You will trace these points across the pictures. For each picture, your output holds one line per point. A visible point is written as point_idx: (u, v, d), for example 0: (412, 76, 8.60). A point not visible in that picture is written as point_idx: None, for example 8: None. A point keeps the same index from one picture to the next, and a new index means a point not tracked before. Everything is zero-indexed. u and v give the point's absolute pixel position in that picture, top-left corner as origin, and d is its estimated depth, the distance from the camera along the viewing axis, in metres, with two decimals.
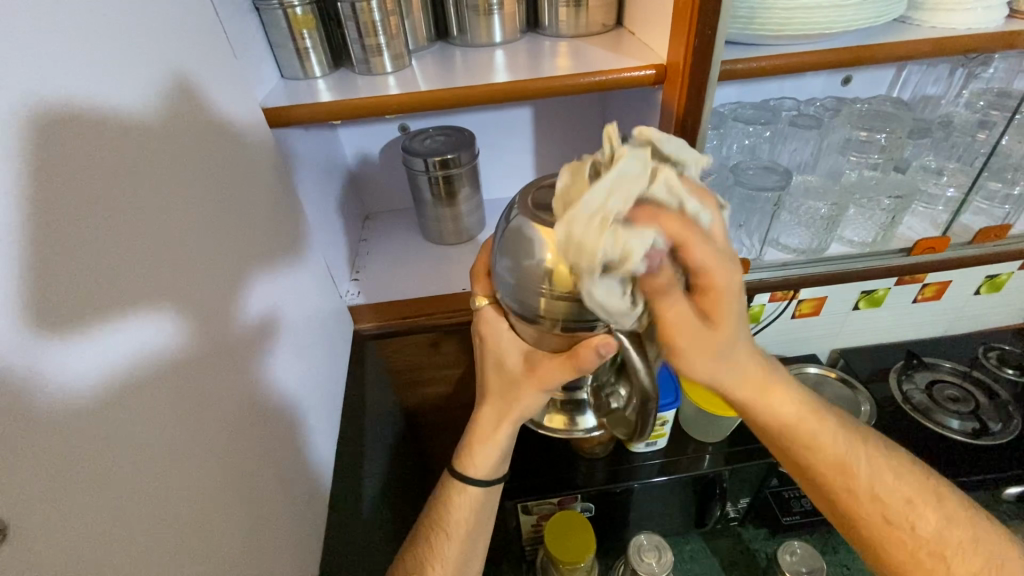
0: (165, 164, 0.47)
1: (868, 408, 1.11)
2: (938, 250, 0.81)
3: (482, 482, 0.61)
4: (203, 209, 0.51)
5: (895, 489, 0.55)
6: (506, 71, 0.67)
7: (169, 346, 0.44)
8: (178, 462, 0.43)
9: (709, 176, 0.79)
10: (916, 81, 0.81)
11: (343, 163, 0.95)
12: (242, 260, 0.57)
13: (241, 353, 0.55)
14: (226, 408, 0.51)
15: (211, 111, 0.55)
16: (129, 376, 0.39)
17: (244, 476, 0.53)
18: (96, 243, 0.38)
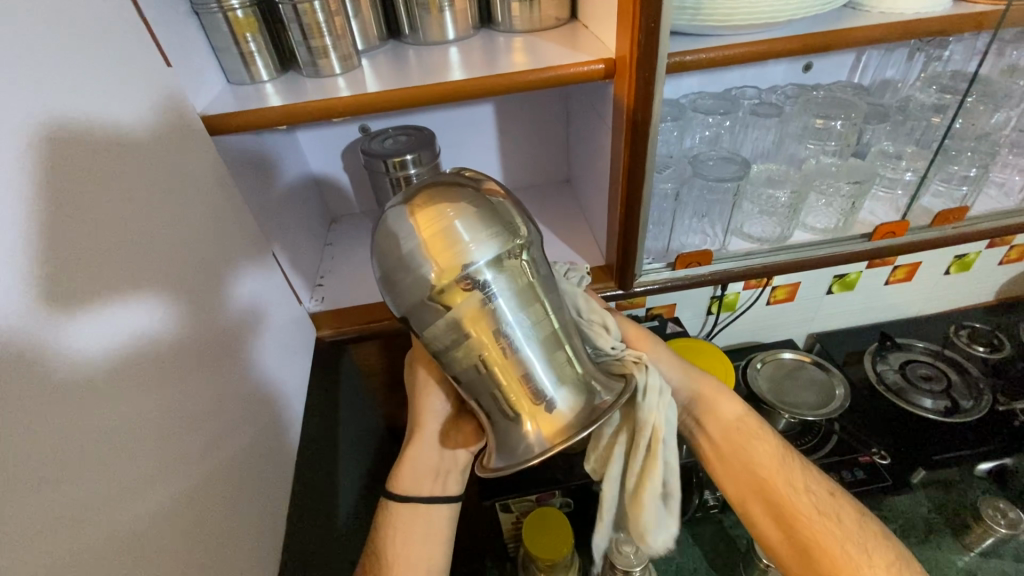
0: (130, 175, 0.47)
1: (843, 392, 1.09)
2: (898, 235, 0.81)
3: (415, 495, 0.61)
4: (171, 219, 0.52)
5: (799, 501, 0.62)
6: (462, 69, 0.66)
7: (147, 352, 0.45)
8: (158, 468, 0.44)
9: (667, 169, 0.78)
10: (876, 65, 0.82)
11: (304, 167, 0.94)
12: (209, 263, 0.57)
13: (219, 358, 0.56)
14: (205, 416, 0.52)
15: (164, 115, 0.55)
16: (111, 381, 0.40)
17: (216, 479, 0.52)
18: (68, 253, 0.38)
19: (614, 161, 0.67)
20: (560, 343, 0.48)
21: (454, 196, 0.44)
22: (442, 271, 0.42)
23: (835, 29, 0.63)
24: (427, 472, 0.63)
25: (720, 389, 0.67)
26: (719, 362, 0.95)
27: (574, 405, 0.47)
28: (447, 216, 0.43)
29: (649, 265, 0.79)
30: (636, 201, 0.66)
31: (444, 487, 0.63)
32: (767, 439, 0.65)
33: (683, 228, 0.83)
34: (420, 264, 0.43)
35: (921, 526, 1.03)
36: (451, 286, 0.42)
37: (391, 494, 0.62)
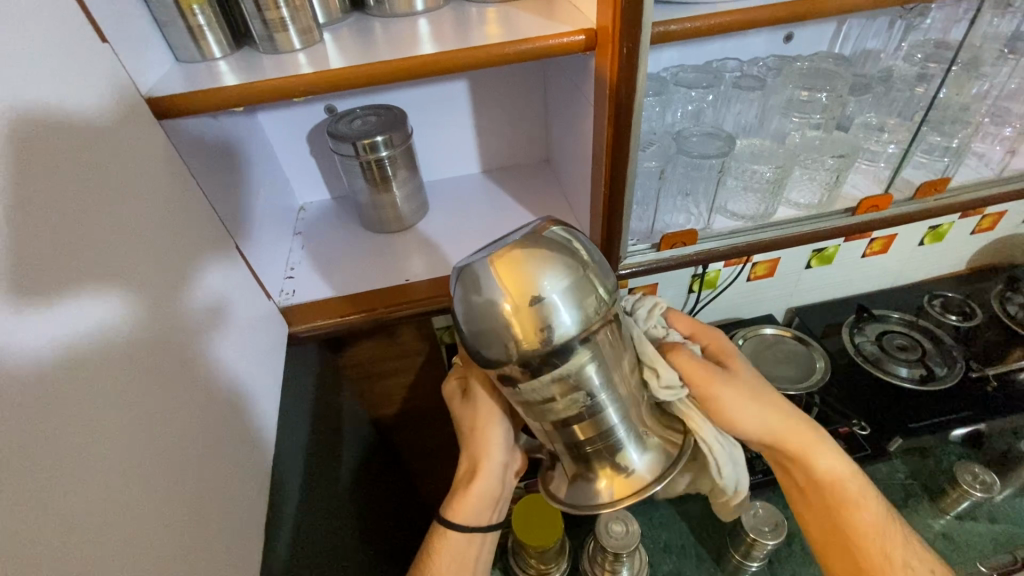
0: (74, 160, 0.42)
1: (823, 364, 1.12)
2: (881, 208, 0.81)
3: (475, 527, 0.60)
4: (121, 207, 0.47)
5: (891, 565, 0.60)
6: (432, 42, 0.61)
7: (99, 353, 0.41)
8: (116, 480, 0.40)
9: (651, 147, 0.76)
10: (857, 35, 0.80)
11: (267, 152, 0.88)
12: (168, 255, 0.53)
13: (182, 358, 0.53)
14: (167, 420, 0.48)
15: (109, 95, 0.50)
16: (57, 385, 0.37)
17: (186, 483, 0.49)
18: (9, 240, 0.35)
19: (595, 140, 0.64)
20: (636, 406, 0.54)
21: (538, 273, 0.44)
22: (526, 323, 0.44)
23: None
24: (483, 505, 0.61)
25: (813, 439, 0.63)
26: None
27: (650, 460, 0.53)
28: (536, 303, 0.44)
29: (634, 247, 0.77)
30: (620, 180, 0.63)
31: (489, 510, 0.61)
32: (864, 501, 0.63)
33: (667, 207, 0.81)
34: (504, 320, 0.44)
35: (899, 493, 1.06)
36: (535, 340, 0.44)
37: (444, 523, 0.60)
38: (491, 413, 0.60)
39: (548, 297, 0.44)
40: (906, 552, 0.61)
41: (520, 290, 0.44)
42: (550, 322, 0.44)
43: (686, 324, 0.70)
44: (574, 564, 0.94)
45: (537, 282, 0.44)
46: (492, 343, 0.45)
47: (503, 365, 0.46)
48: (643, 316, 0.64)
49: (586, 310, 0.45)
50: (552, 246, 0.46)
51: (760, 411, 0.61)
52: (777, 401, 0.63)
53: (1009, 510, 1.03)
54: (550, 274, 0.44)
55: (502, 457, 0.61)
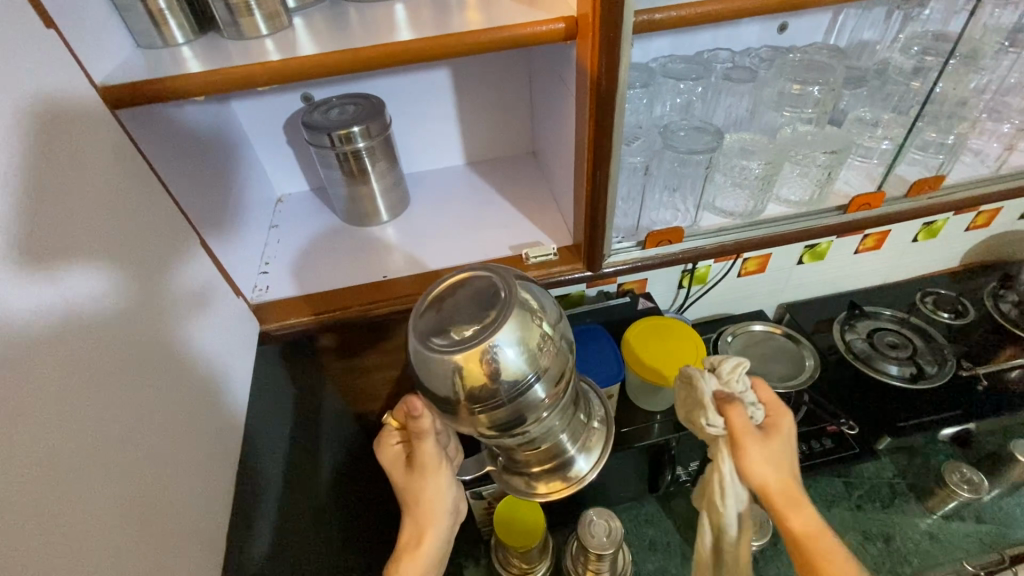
0: (19, 150, 0.40)
1: (813, 362, 1.09)
2: (873, 206, 0.79)
3: None
4: (67, 197, 0.45)
5: None
6: (406, 29, 0.59)
7: (35, 351, 0.39)
8: (55, 488, 0.38)
9: (636, 141, 0.73)
10: (853, 26, 0.77)
11: (242, 142, 0.85)
12: (126, 251, 0.51)
13: (139, 356, 0.50)
14: (120, 421, 0.46)
15: (55, 81, 0.47)
16: (2, 383, 0.35)
17: (144, 489, 0.47)
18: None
19: (576, 134, 0.62)
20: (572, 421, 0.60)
21: (498, 378, 0.46)
22: (477, 378, 0.46)
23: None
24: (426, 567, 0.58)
25: (794, 502, 0.54)
26: (688, 339, 0.90)
27: (585, 467, 0.61)
28: (493, 405, 0.48)
29: (618, 244, 0.75)
30: (601, 176, 0.61)
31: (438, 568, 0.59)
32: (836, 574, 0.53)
33: (653, 203, 0.79)
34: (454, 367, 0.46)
35: (886, 491, 1.05)
36: (479, 392, 0.47)
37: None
38: (441, 474, 0.57)
39: (506, 399, 0.47)
40: None
41: (482, 347, 0.46)
42: (500, 381, 0.47)
43: (768, 395, 0.58)
44: (556, 561, 0.94)
45: (498, 342, 0.46)
46: (438, 379, 0.47)
47: (452, 426, 0.52)
48: (727, 372, 0.55)
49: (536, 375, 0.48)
50: (520, 310, 0.49)
51: (761, 474, 0.53)
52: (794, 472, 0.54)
53: (995, 511, 1.03)
54: (513, 338, 0.47)
55: (446, 521, 0.58)
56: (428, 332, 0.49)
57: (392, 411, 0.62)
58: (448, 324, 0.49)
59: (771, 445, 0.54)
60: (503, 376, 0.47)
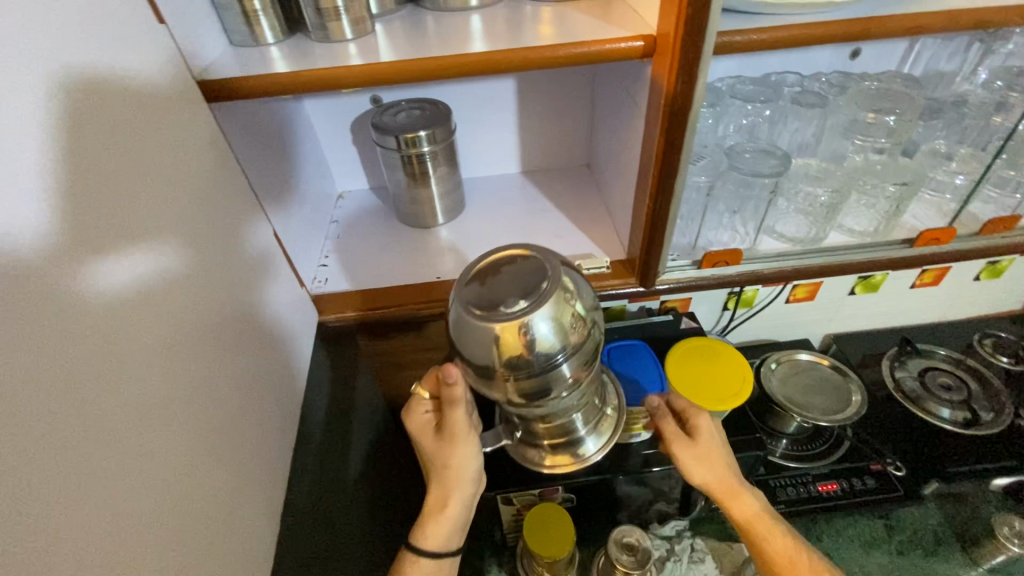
0: (120, 139, 0.43)
1: (860, 398, 1.05)
2: (943, 242, 0.76)
3: (440, 557, 0.57)
4: (158, 181, 0.47)
5: None
6: (482, 40, 0.60)
7: (123, 324, 0.41)
8: (138, 461, 0.40)
9: (702, 160, 0.73)
10: (929, 55, 0.75)
11: (311, 138, 0.89)
12: (206, 239, 0.54)
13: (211, 336, 0.53)
14: (190, 400, 0.48)
15: (161, 72, 0.50)
16: (98, 353, 0.38)
17: (211, 468, 0.49)
18: (69, 198, 0.38)
19: (643, 151, 0.62)
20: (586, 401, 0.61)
21: (535, 350, 0.47)
22: (515, 347, 0.47)
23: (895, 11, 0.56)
24: (452, 532, 0.58)
25: (733, 493, 0.69)
26: (736, 363, 0.89)
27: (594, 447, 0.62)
28: (524, 374, 0.48)
29: (673, 262, 0.75)
30: (666, 194, 0.61)
31: (460, 539, 0.59)
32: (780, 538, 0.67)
33: (713, 223, 0.78)
34: (494, 332, 0.47)
35: (929, 538, 1.00)
36: (516, 360, 0.47)
37: (410, 550, 0.57)
38: (466, 446, 0.57)
39: (537, 371, 0.48)
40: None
41: (521, 316, 0.47)
42: (535, 351, 0.47)
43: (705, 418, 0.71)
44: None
45: (537, 312, 0.47)
46: (478, 343, 0.48)
47: (482, 391, 0.53)
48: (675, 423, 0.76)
49: (569, 350, 0.49)
50: (559, 286, 0.49)
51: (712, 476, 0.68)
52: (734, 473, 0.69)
53: None
54: (551, 311, 0.47)
55: (472, 489, 0.59)
56: (472, 298, 0.50)
57: (420, 381, 0.63)
58: (491, 293, 0.49)
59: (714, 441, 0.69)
60: (538, 345, 0.47)
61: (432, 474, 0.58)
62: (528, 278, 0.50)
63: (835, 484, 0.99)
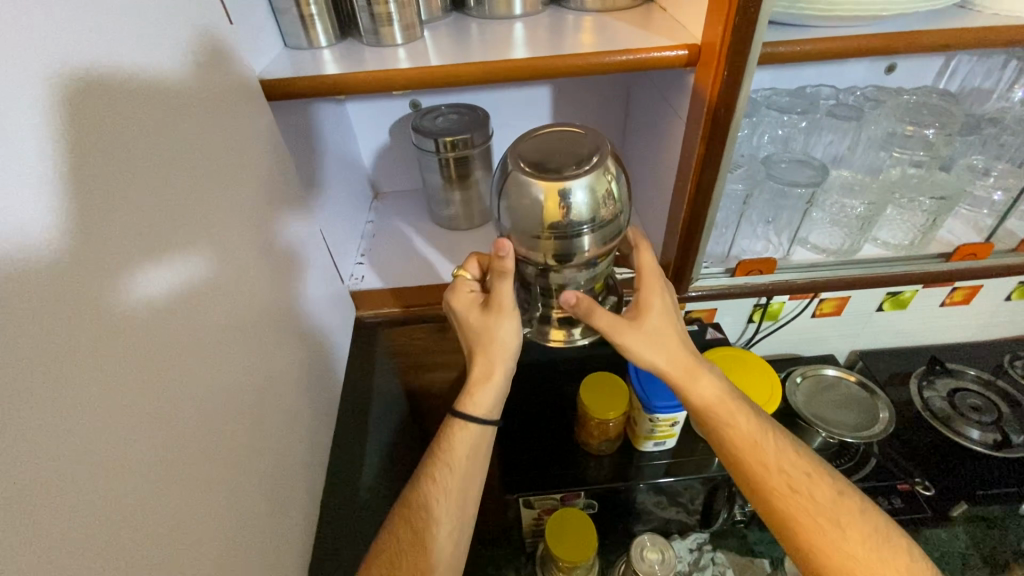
0: (184, 135, 0.45)
1: (887, 415, 1.03)
2: (980, 257, 0.76)
3: (483, 421, 0.62)
4: (215, 177, 0.49)
5: (789, 490, 0.59)
6: (526, 47, 0.62)
7: (183, 316, 0.42)
8: (190, 446, 0.41)
9: (739, 169, 0.73)
10: (965, 72, 0.75)
11: (350, 140, 0.91)
12: (256, 233, 0.55)
13: (259, 327, 0.54)
14: (239, 391, 0.49)
15: (223, 73, 0.52)
16: (162, 341, 0.39)
17: (252, 458, 0.50)
18: (139, 197, 0.39)
19: (682, 159, 0.63)
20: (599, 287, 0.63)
21: (568, 215, 0.49)
22: (554, 208, 0.49)
23: (941, 26, 0.56)
24: (494, 400, 0.62)
25: (689, 371, 0.62)
26: (762, 373, 0.89)
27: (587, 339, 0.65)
28: (556, 237, 0.50)
29: (706, 270, 0.75)
30: (704, 200, 0.62)
31: (501, 410, 0.63)
32: (740, 423, 0.62)
33: (747, 232, 0.79)
34: (536, 193, 0.49)
35: (958, 562, 0.98)
36: (552, 223, 0.49)
37: (457, 413, 0.61)
38: (512, 322, 0.61)
39: (567, 237, 0.50)
40: (784, 458, 0.60)
41: (565, 178, 0.48)
42: (571, 215, 0.49)
43: (648, 257, 0.62)
44: None
45: (579, 178, 0.48)
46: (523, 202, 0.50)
47: (513, 252, 0.55)
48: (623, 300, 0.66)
49: (602, 221, 0.50)
50: (602, 160, 0.50)
51: (659, 350, 0.61)
52: (687, 351, 0.62)
53: None
54: (592, 179, 0.49)
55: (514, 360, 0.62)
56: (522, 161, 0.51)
57: (461, 266, 0.67)
58: (541, 157, 0.50)
59: (656, 306, 0.61)
60: (574, 210, 0.49)
61: (475, 344, 0.62)
62: (574, 150, 0.51)
63: None
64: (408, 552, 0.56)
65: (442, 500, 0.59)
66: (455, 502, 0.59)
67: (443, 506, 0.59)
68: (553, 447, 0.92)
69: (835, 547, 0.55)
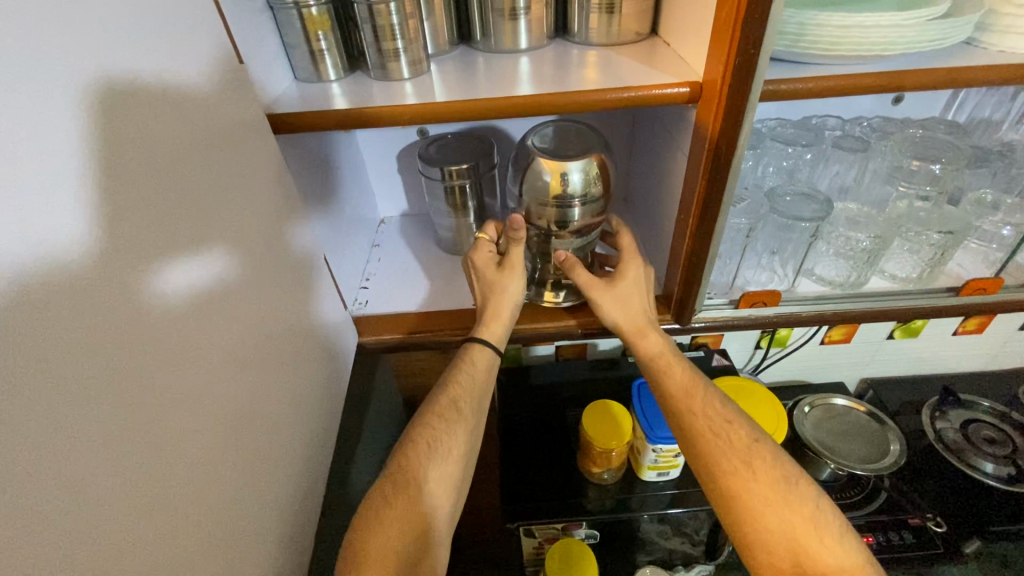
0: (208, 172, 0.45)
1: (899, 447, 1.00)
2: (991, 292, 0.74)
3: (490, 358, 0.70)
4: (236, 211, 0.49)
5: (711, 435, 0.62)
6: (530, 83, 0.62)
7: (204, 352, 0.42)
8: (205, 485, 0.41)
9: (742, 202, 0.73)
10: (974, 103, 0.75)
11: (359, 165, 0.93)
12: (272, 264, 0.56)
13: (272, 358, 0.54)
14: (254, 425, 0.49)
15: (241, 109, 0.53)
16: (182, 381, 0.39)
17: (263, 492, 0.50)
18: (164, 236, 0.39)
19: (684, 192, 0.63)
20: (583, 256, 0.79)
21: (565, 189, 0.68)
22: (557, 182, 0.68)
23: (963, 64, 0.56)
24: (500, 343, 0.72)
25: (638, 327, 0.70)
26: (768, 404, 0.87)
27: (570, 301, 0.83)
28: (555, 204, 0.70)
29: (709, 300, 0.75)
30: (707, 233, 0.62)
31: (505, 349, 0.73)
32: (679, 375, 0.68)
33: (751, 262, 0.78)
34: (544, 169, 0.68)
35: None
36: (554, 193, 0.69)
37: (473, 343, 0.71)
38: (517, 279, 0.73)
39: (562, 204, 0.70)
40: (711, 411, 0.64)
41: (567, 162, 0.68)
42: (568, 188, 0.68)
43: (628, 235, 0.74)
44: None
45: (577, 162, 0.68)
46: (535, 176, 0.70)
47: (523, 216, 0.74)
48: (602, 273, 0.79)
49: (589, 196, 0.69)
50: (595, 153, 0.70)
51: (615, 307, 0.71)
52: (643, 312, 0.71)
53: None
54: (586, 165, 0.68)
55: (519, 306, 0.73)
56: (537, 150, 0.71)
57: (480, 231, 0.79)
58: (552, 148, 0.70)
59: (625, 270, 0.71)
60: (570, 185, 0.68)
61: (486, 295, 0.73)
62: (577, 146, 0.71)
63: (870, 538, 0.95)
64: (404, 480, 0.58)
65: (453, 422, 0.63)
66: (464, 427, 0.64)
67: (456, 426, 0.63)
68: (557, 475, 0.90)
69: (739, 485, 0.59)
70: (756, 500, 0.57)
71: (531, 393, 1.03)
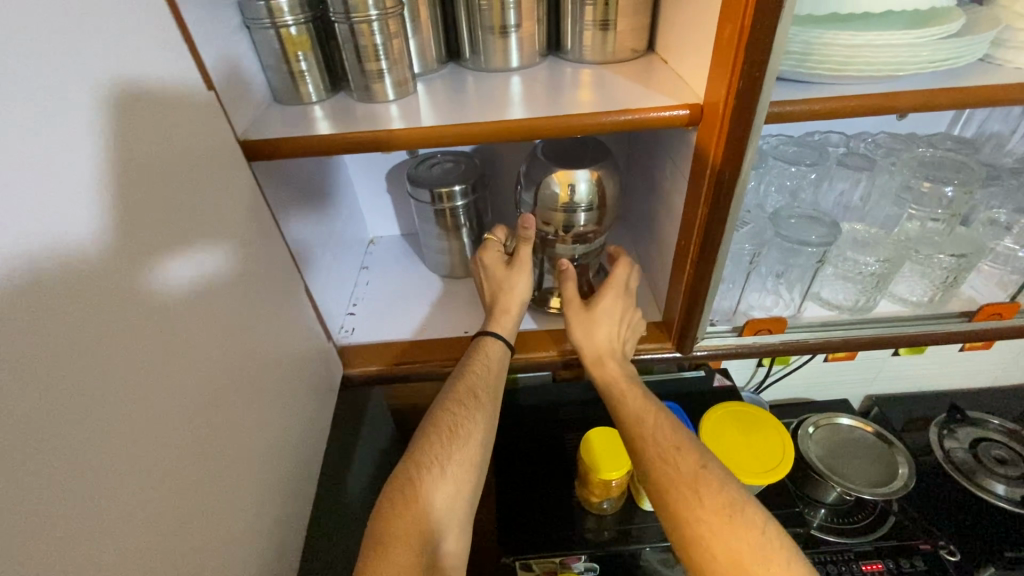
0: (172, 207, 0.42)
1: (907, 470, 0.97)
2: (1005, 316, 0.72)
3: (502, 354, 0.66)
4: (204, 246, 0.46)
5: (658, 461, 0.57)
6: (522, 104, 0.59)
7: (166, 403, 0.39)
8: (168, 551, 0.37)
9: (746, 227, 0.70)
10: (982, 118, 0.73)
11: (347, 185, 0.90)
12: (248, 299, 0.52)
13: (251, 400, 0.51)
14: (226, 476, 0.46)
15: (213, 137, 0.50)
16: (139, 439, 0.36)
17: (238, 548, 0.46)
18: (118, 282, 0.36)
19: (685, 218, 0.60)
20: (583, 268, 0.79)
21: (573, 198, 0.68)
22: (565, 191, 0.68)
23: (974, 83, 0.53)
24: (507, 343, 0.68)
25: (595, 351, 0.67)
26: (772, 429, 0.84)
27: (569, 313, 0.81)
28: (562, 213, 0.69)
29: (712, 328, 0.72)
30: (710, 261, 0.59)
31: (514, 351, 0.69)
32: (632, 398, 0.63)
33: (755, 286, 0.75)
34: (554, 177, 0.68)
35: None
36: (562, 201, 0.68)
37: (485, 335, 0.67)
38: (526, 276, 0.70)
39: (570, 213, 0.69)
40: (659, 435, 0.59)
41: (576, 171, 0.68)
42: (576, 197, 0.68)
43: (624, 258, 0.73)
44: None
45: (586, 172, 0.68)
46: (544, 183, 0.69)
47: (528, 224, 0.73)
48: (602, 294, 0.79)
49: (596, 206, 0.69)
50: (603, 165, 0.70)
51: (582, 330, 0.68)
52: (606, 335, 0.68)
53: None
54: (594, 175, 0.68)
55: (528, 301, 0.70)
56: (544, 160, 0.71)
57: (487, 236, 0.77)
58: (560, 158, 0.70)
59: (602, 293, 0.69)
60: (578, 194, 0.68)
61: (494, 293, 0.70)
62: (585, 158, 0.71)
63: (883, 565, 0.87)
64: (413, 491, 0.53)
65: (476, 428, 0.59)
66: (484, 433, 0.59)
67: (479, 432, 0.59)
68: (556, 505, 0.87)
69: (685, 513, 0.52)
70: (702, 530, 0.51)
71: (527, 417, 0.99)
